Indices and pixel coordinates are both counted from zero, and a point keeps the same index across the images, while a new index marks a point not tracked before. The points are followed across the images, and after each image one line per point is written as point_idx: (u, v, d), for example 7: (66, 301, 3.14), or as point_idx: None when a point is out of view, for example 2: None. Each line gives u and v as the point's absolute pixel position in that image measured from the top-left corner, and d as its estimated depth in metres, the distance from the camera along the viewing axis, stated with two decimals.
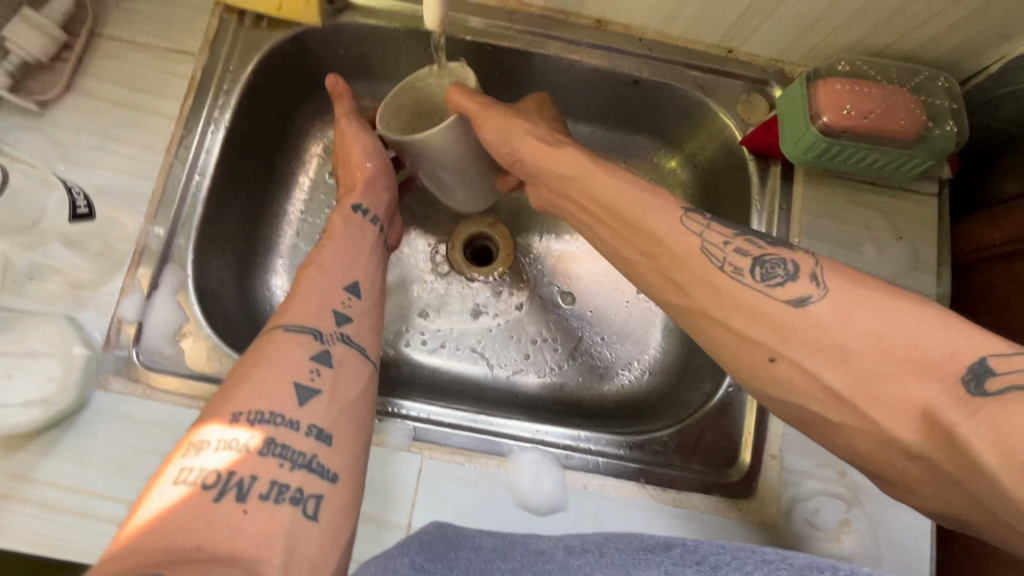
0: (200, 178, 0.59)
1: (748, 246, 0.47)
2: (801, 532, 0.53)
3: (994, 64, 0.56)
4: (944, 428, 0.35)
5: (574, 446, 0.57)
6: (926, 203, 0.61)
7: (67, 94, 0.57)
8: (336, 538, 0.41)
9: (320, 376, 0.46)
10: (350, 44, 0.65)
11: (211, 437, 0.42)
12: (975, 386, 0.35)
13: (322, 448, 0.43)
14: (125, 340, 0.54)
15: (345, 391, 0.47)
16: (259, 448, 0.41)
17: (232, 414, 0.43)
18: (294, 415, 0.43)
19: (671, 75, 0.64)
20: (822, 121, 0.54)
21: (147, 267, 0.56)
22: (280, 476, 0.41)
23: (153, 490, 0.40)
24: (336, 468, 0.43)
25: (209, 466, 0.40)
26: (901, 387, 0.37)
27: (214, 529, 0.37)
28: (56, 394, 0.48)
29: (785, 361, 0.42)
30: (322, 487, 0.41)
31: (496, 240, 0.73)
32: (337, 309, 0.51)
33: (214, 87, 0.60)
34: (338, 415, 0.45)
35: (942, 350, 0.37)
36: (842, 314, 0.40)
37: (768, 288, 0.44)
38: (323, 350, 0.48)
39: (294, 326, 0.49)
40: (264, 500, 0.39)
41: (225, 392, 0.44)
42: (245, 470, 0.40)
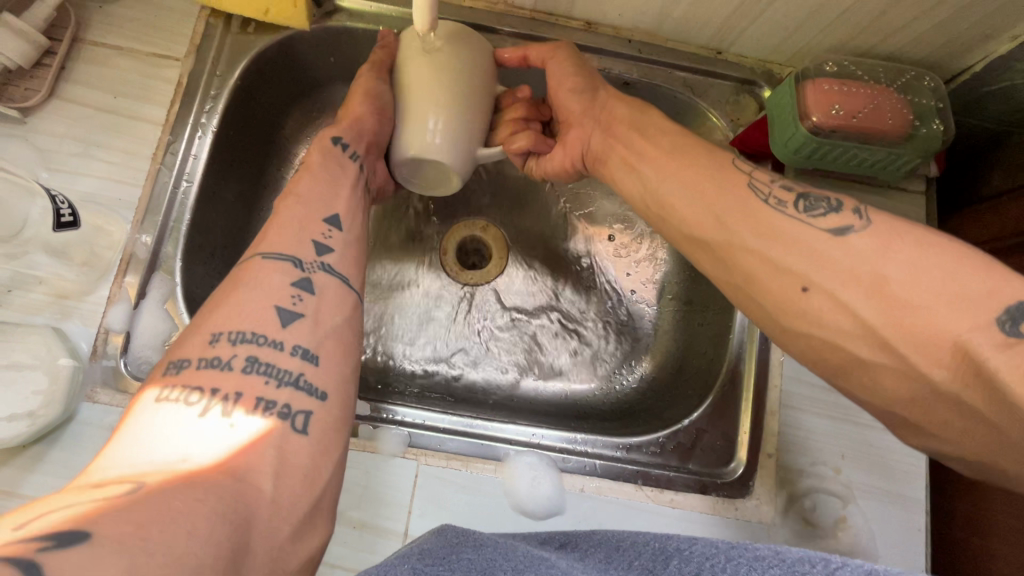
0: (189, 182, 0.58)
1: (794, 184, 0.46)
2: (796, 528, 0.54)
3: (977, 63, 0.56)
4: (974, 365, 0.34)
5: (571, 449, 0.57)
6: (915, 201, 0.61)
7: (50, 100, 0.56)
8: (328, 451, 0.40)
9: (302, 301, 0.45)
10: (339, 47, 0.64)
11: (191, 358, 0.41)
12: (1010, 327, 0.34)
13: (310, 367, 0.42)
14: (112, 350, 0.53)
15: (329, 315, 0.46)
16: (241, 367, 0.41)
17: (212, 335, 0.42)
18: (277, 336, 0.43)
19: (660, 77, 0.64)
20: (811, 121, 0.55)
21: (134, 275, 0.55)
22: (265, 392, 0.40)
23: (136, 411, 0.39)
24: (324, 386, 0.42)
25: (193, 385, 0.39)
26: (930, 330, 0.35)
27: (201, 439, 0.36)
28: (42, 407, 0.47)
29: (818, 290, 0.40)
30: (310, 404, 0.41)
31: (489, 244, 0.73)
32: (317, 240, 0.49)
33: (201, 92, 0.59)
34: (324, 338, 0.45)
35: (979, 290, 0.35)
36: (881, 243, 0.39)
37: (810, 219, 0.43)
38: (304, 278, 0.46)
39: (275, 255, 0.47)
40: (249, 414, 0.39)
41: (205, 315, 0.44)
42: (230, 385, 0.40)
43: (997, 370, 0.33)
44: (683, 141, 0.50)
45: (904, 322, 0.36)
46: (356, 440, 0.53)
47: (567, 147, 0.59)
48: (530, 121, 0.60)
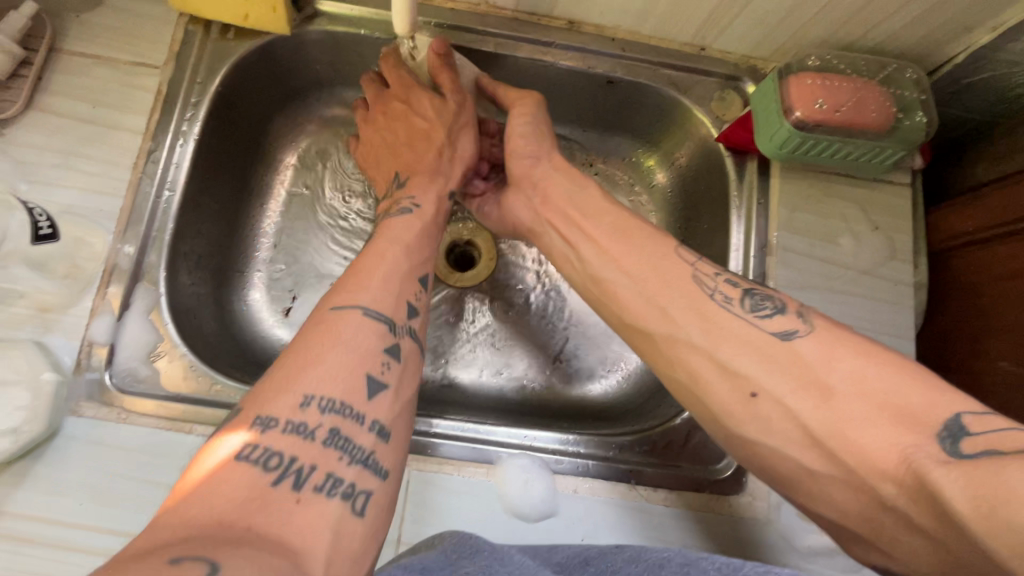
0: (171, 193, 0.57)
1: (737, 280, 0.47)
2: (788, 525, 0.54)
3: (959, 54, 0.56)
4: (922, 481, 0.32)
5: (563, 450, 0.57)
6: (901, 194, 0.62)
7: (28, 111, 0.56)
8: (375, 535, 0.36)
9: (390, 369, 0.42)
10: (321, 52, 0.64)
11: (279, 418, 0.36)
12: (951, 445, 0.33)
13: (382, 445, 0.39)
14: (97, 362, 0.52)
15: (409, 390, 0.43)
16: (320, 437, 0.37)
17: (303, 396, 0.38)
18: (363, 409, 0.39)
19: (643, 74, 0.64)
20: (795, 116, 0.55)
21: (118, 285, 0.54)
22: (338, 469, 0.36)
23: (196, 466, 0.35)
24: (388, 465, 0.39)
25: (273, 449, 0.35)
26: (870, 443, 0.35)
27: (269, 514, 0.32)
28: (26, 423, 0.46)
29: (767, 398, 0.40)
30: (374, 484, 0.37)
31: (478, 246, 0.72)
32: (410, 301, 0.48)
33: (181, 100, 0.58)
34: (400, 416, 0.41)
35: (921, 405, 0.35)
36: (824, 351, 0.40)
37: (755, 317, 0.44)
38: (395, 344, 0.43)
39: (373, 311, 0.44)
40: (319, 493, 0.34)
41: (287, 376, 0.39)
42: (308, 458, 0.36)
43: (943, 486, 0.31)
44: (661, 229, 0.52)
45: (847, 431, 0.36)
46: None
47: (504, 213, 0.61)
48: (480, 161, 0.66)
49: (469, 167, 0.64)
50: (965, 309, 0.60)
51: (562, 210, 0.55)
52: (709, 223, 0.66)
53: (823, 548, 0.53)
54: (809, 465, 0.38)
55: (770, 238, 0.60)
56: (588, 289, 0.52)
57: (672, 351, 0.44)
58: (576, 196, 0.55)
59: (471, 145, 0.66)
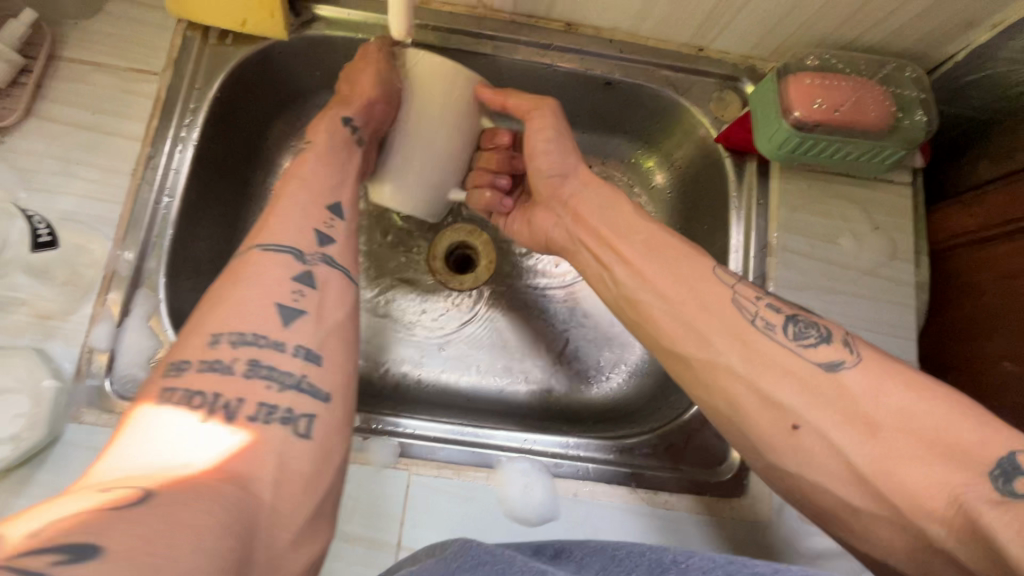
0: (169, 199, 0.57)
1: (780, 304, 0.47)
2: (792, 528, 0.54)
3: (959, 53, 0.56)
4: (970, 521, 0.34)
5: (564, 453, 0.56)
6: (902, 193, 0.61)
7: (28, 119, 0.56)
8: (328, 459, 0.38)
9: (304, 296, 0.43)
10: (319, 56, 0.64)
11: (192, 359, 0.38)
12: (1002, 484, 0.34)
13: (313, 367, 0.40)
14: (97, 369, 0.52)
15: (332, 312, 0.44)
16: (241, 370, 0.38)
17: (212, 335, 0.39)
18: (278, 336, 0.40)
19: (642, 75, 0.64)
20: (794, 116, 0.55)
21: (118, 291, 0.54)
22: (268, 397, 0.38)
23: (118, 438, 0.34)
24: (329, 387, 0.40)
25: (194, 388, 0.37)
26: (917, 483, 0.36)
27: (202, 457, 0.33)
28: (25, 430, 0.46)
29: (810, 429, 0.40)
30: (315, 407, 0.39)
31: (478, 248, 0.72)
32: (319, 229, 0.48)
33: (180, 106, 0.59)
34: (325, 336, 0.42)
35: (974, 440, 0.36)
36: (873, 385, 0.40)
37: (801, 349, 0.44)
38: (305, 272, 0.44)
39: (278, 245, 0.45)
40: (253, 423, 0.36)
41: (205, 312, 0.41)
42: (232, 391, 0.37)
43: (991, 527, 0.33)
44: (660, 239, 0.52)
45: (894, 470, 0.37)
46: None
47: (533, 231, 0.62)
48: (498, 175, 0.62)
49: (493, 188, 0.62)
50: (968, 309, 0.59)
51: (595, 230, 0.55)
52: (709, 224, 0.65)
53: (827, 552, 0.52)
54: (852, 501, 0.39)
55: (770, 239, 0.60)
56: (623, 311, 0.51)
57: (709, 373, 0.45)
58: (605, 214, 0.55)
59: (489, 160, 0.62)
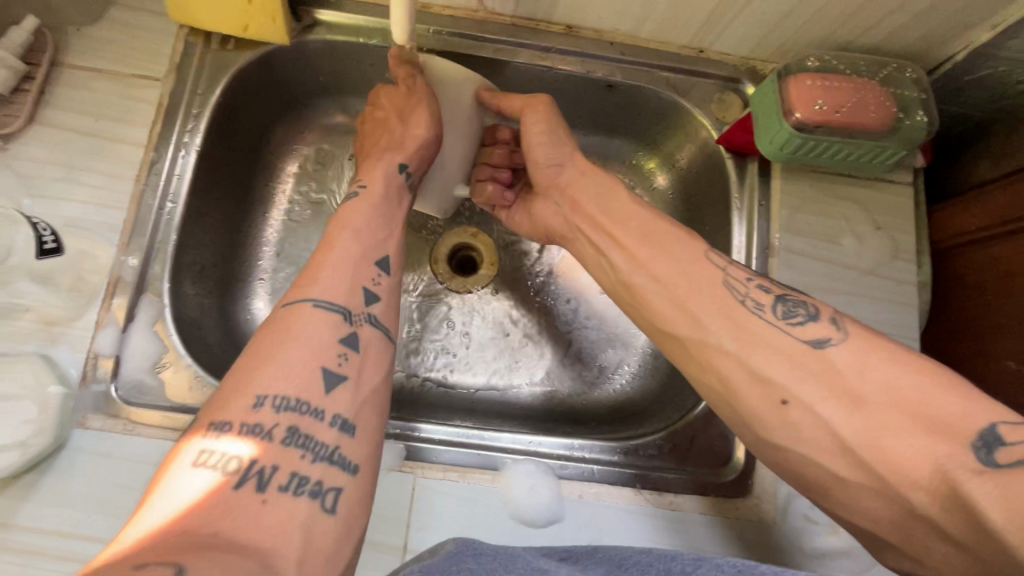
0: (173, 204, 0.57)
1: (770, 285, 0.47)
2: (798, 527, 0.54)
3: (958, 53, 0.56)
4: (953, 491, 0.34)
5: (568, 455, 0.57)
6: (903, 192, 0.61)
7: (31, 125, 0.56)
8: (353, 531, 0.37)
9: (348, 361, 0.43)
10: (321, 61, 0.64)
11: (233, 421, 0.37)
12: (985, 454, 0.34)
13: (345, 439, 0.39)
14: (103, 374, 0.53)
15: (370, 376, 0.43)
16: (278, 438, 0.37)
17: (256, 397, 0.38)
18: (319, 403, 0.40)
19: (643, 77, 0.64)
20: (794, 117, 0.55)
21: (122, 296, 0.54)
22: (300, 467, 0.37)
23: (164, 476, 0.36)
24: (358, 460, 0.39)
25: (233, 448, 0.36)
26: (904, 454, 0.36)
27: (233, 517, 0.33)
28: (33, 436, 0.47)
29: (798, 405, 0.41)
30: (342, 479, 0.38)
31: (480, 250, 0.72)
32: (366, 285, 0.47)
33: (182, 111, 0.59)
34: (364, 405, 0.42)
35: (953, 411, 0.36)
36: (856, 360, 0.41)
37: (788, 326, 0.44)
38: (351, 333, 0.44)
39: (326, 302, 0.44)
40: (283, 493, 0.35)
41: (244, 376, 0.40)
42: (267, 458, 0.36)
43: (973, 493, 0.33)
44: (666, 235, 0.52)
45: (882, 443, 0.37)
46: None
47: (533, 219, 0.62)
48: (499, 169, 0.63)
49: (495, 181, 0.63)
50: (969, 309, 0.60)
51: (592, 217, 0.55)
52: (711, 225, 0.66)
53: (833, 551, 0.52)
54: (833, 470, 0.39)
55: (772, 240, 0.60)
56: (620, 295, 0.52)
57: (699, 353, 0.45)
58: (601, 200, 0.56)
59: (492, 154, 0.64)
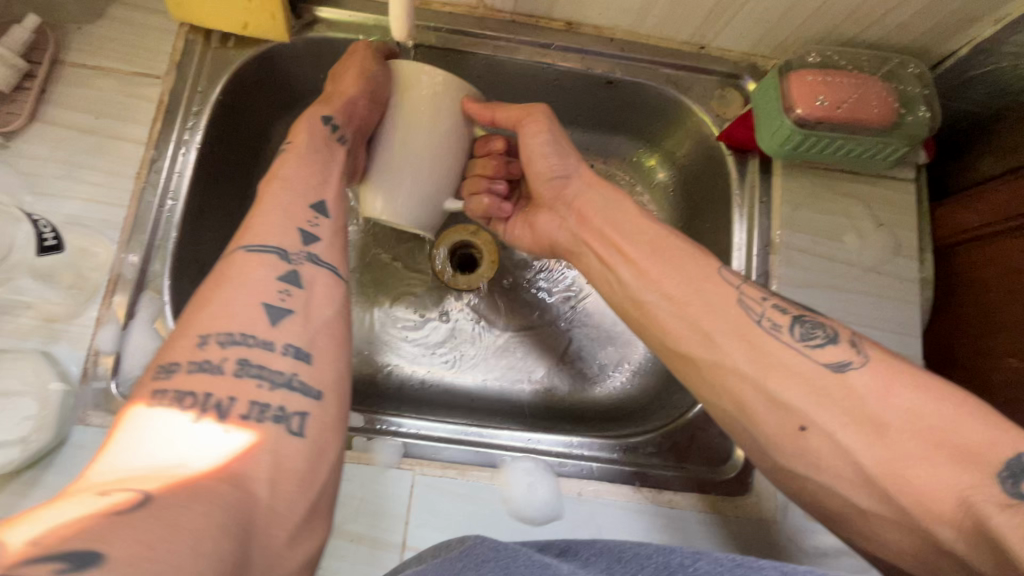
0: (173, 202, 0.57)
1: (788, 305, 0.47)
2: (799, 526, 0.53)
3: (962, 48, 0.56)
4: (979, 522, 0.34)
5: (568, 453, 0.56)
6: (905, 189, 0.61)
7: (33, 124, 0.56)
8: (325, 452, 0.38)
9: (290, 296, 0.42)
10: (320, 58, 0.64)
11: (180, 361, 0.37)
12: (1011, 486, 0.34)
13: (304, 367, 0.40)
14: (103, 371, 0.53)
15: (320, 310, 0.43)
16: (231, 369, 0.37)
17: (200, 337, 0.38)
18: (267, 335, 0.40)
19: (643, 74, 0.63)
20: (796, 113, 0.54)
21: (123, 294, 0.55)
22: (260, 397, 0.37)
23: (115, 438, 0.33)
24: (320, 385, 0.40)
25: (185, 389, 0.36)
26: (931, 485, 0.36)
27: (193, 453, 0.33)
28: (34, 432, 0.47)
29: (816, 431, 0.40)
30: (308, 405, 0.38)
31: (480, 248, 0.72)
32: (302, 226, 0.46)
33: (182, 109, 0.59)
34: (315, 333, 0.42)
35: (978, 439, 0.36)
36: (881, 383, 0.40)
37: (806, 349, 0.43)
38: (292, 272, 0.43)
39: (259, 244, 0.43)
40: (247, 421, 0.36)
41: (193, 310, 0.40)
42: (222, 390, 0.37)
43: (1000, 529, 0.33)
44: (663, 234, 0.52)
45: (905, 473, 0.37)
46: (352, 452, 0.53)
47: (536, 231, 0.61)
48: (496, 181, 0.62)
49: (492, 194, 0.61)
50: (974, 306, 0.59)
51: (601, 233, 0.54)
52: (712, 222, 0.65)
53: (834, 550, 0.52)
54: (856, 502, 0.39)
55: (773, 237, 0.60)
56: (626, 310, 0.51)
57: None
58: (610, 213, 0.55)
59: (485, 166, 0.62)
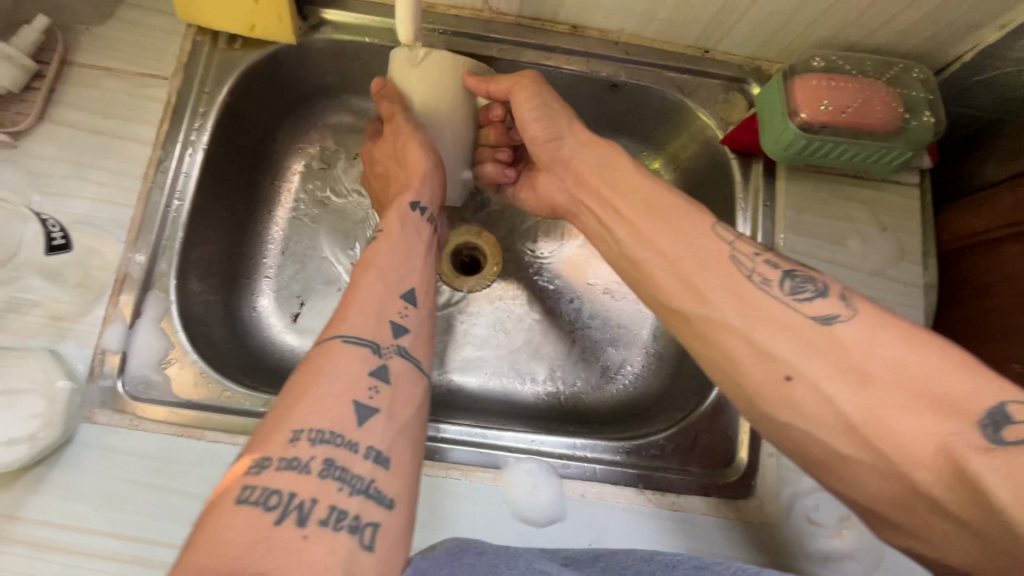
0: (180, 202, 0.58)
1: (779, 260, 0.46)
2: (800, 528, 0.54)
3: (967, 53, 0.56)
4: (959, 467, 0.33)
5: (571, 455, 0.57)
6: (908, 194, 0.61)
7: (41, 123, 0.57)
8: (392, 571, 0.37)
9: (378, 394, 0.43)
10: (328, 60, 0.64)
11: (273, 457, 0.38)
12: (993, 433, 0.34)
13: (381, 472, 0.40)
14: (109, 370, 0.53)
15: (402, 409, 0.44)
16: (320, 471, 0.38)
17: (293, 431, 0.39)
18: (353, 436, 0.40)
19: (647, 77, 0.64)
20: (800, 118, 0.55)
21: (129, 293, 0.55)
22: (339, 501, 0.37)
23: (204, 518, 0.36)
24: (394, 494, 0.39)
25: (272, 486, 0.36)
26: (913, 436, 0.35)
27: (274, 554, 0.33)
28: (41, 430, 0.47)
29: (802, 381, 0.40)
30: (379, 515, 0.38)
31: (483, 249, 0.73)
32: (394, 319, 0.48)
33: (190, 110, 0.59)
34: (395, 436, 0.42)
35: (964, 390, 0.35)
36: (867, 334, 0.39)
37: (795, 302, 0.43)
38: (382, 367, 0.45)
39: (353, 338, 0.45)
40: (325, 528, 0.35)
41: (286, 407, 0.41)
42: (306, 491, 0.37)
43: (981, 473, 0.33)
44: None
45: None
46: None
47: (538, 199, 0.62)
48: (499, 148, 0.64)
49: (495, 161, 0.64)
50: (976, 312, 0.59)
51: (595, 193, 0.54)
52: None
53: (835, 553, 0.52)
54: (853, 485, 0.39)
55: (776, 241, 0.60)
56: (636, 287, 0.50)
57: None
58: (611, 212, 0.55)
59: (489, 135, 0.64)
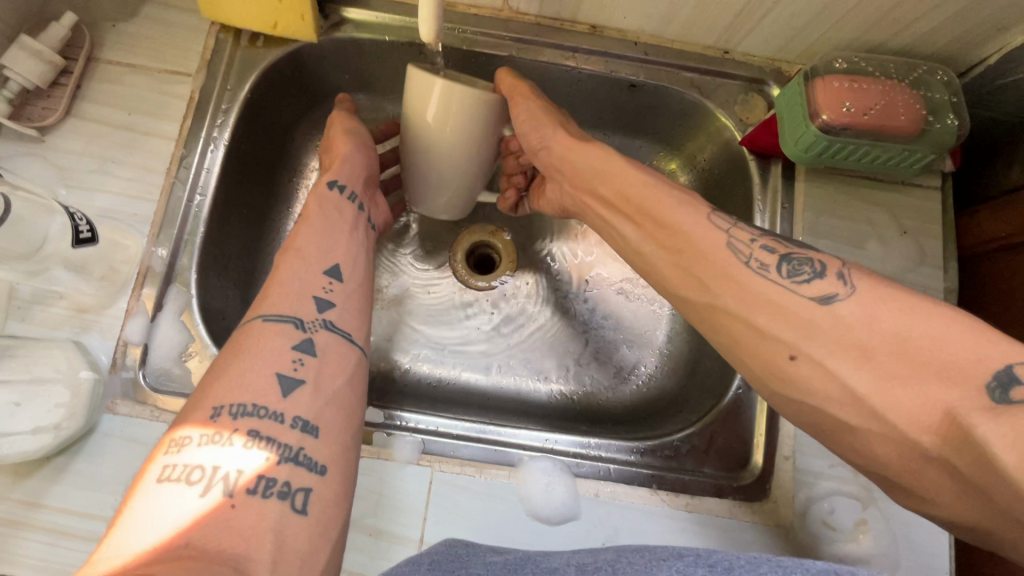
0: (202, 197, 0.59)
1: (776, 245, 0.47)
2: (817, 532, 0.53)
3: (992, 55, 0.55)
4: (964, 431, 0.34)
5: (584, 453, 0.57)
6: (930, 197, 0.60)
7: (68, 118, 0.58)
8: (326, 532, 0.40)
9: (303, 365, 0.45)
10: (348, 59, 0.65)
11: (194, 433, 0.40)
12: (999, 394, 0.34)
13: (309, 440, 0.42)
14: (132, 361, 0.54)
15: (330, 380, 0.46)
16: (244, 444, 0.40)
17: (216, 408, 0.41)
18: (278, 407, 0.42)
19: (666, 78, 0.64)
20: (821, 120, 0.54)
21: (152, 286, 0.56)
22: (268, 470, 0.39)
23: (135, 493, 0.38)
24: (324, 460, 0.42)
25: (192, 461, 0.39)
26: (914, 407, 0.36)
27: (202, 524, 0.36)
28: (66, 419, 0.48)
29: (805, 359, 0.41)
30: (311, 480, 0.40)
31: (498, 249, 0.73)
32: (317, 295, 0.50)
33: (212, 106, 0.60)
34: (324, 406, 0.44)
35: (971, 354, 0.36)
36: (867, 314, 0.40)
37: (795, 285, 0.43)
38: (306, 340, 0.47)
39: (273, 316, 0.47)
40: (252, 495, 0.38)
41: (208, 386, 0.43)
42: (231, 463, 0.39)
43: (987, 437, 0.33)
44: None
45: (923, 466, 0.37)
46: (371, 448, 0.53)
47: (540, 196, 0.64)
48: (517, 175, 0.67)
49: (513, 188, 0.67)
50: (999, 316, 0.58)
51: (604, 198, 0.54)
52: None
53: (851, 557, 0.52)
54: None
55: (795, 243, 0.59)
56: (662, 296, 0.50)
57: None
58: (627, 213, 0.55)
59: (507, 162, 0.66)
